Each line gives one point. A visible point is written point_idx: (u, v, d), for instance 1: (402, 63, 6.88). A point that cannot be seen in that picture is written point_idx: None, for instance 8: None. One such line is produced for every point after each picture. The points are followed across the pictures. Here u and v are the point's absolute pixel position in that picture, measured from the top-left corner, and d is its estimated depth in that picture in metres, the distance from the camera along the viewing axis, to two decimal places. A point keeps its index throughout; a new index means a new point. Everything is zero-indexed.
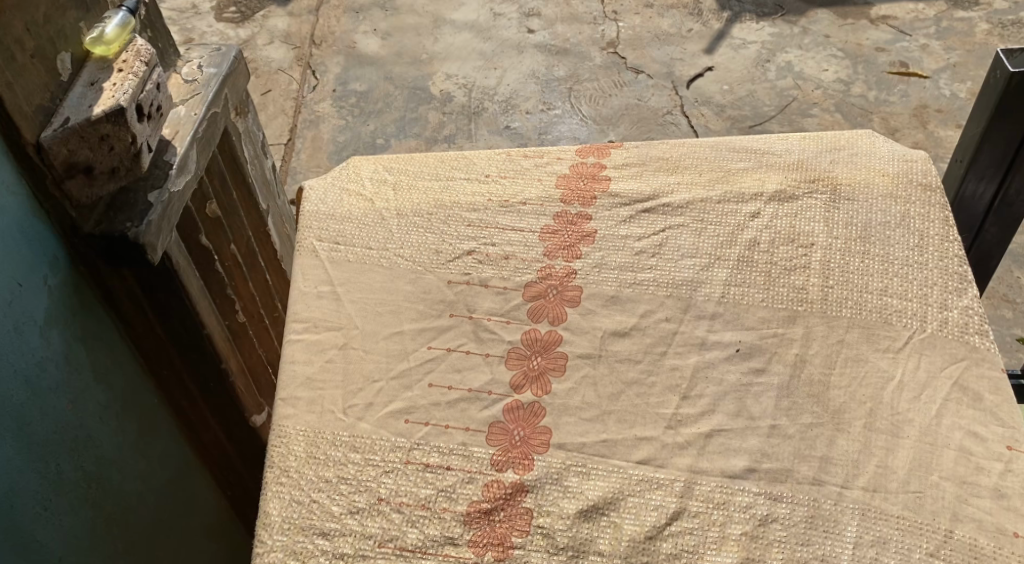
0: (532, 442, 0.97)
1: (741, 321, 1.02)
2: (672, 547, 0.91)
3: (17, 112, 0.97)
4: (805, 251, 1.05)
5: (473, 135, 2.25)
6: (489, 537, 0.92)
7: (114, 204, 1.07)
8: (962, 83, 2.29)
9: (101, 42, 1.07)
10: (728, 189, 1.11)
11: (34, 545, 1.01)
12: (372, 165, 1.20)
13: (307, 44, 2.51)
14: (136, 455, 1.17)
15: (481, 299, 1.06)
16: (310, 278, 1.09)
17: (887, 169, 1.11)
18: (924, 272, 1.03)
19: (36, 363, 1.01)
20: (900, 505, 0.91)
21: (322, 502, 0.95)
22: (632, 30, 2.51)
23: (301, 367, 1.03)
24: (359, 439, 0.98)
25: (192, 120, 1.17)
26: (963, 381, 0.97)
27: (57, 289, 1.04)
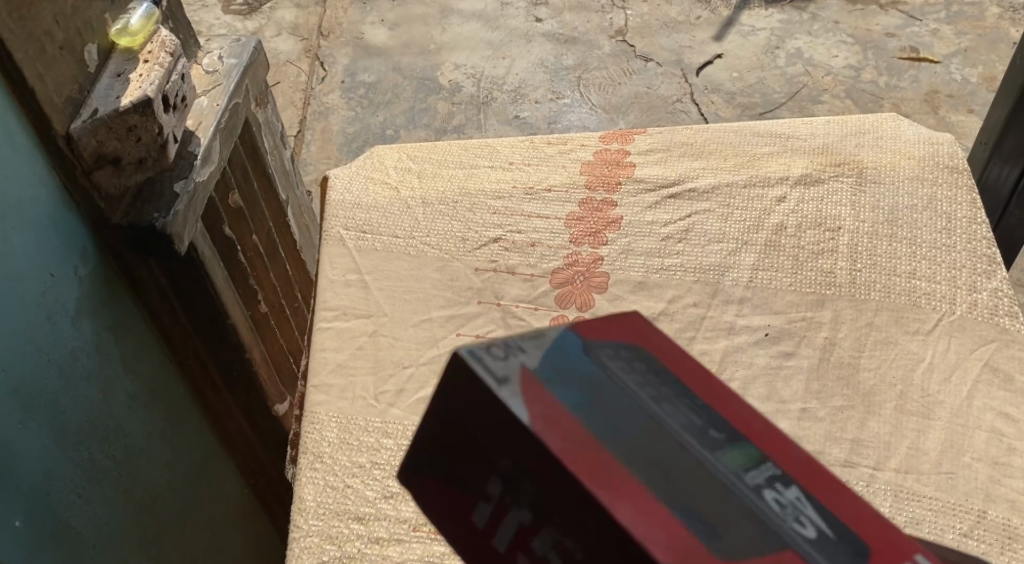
0: None
1: (769, 305, 1.02)
2: None
3: (48, 104, 0.98)
4: (832, 235, 1.05)
5: (483, 126, 2.26)
6: None
7: (141, 195, 1.07)
8: (974, 68, 2.29)
9: (126, 33, 1.08)
10: (754, 174, 1.11)
11: (68, 533, 1.02)
12: (396, 153, 1.21)
13: (315, 36, 2.50)
14: (163, 444, 1.18)
15: (509, 286, 1.07)
16: (338, 267, 1.10)
17: (913, 153, 1.12)
18: (952, 255, 1.03)
19: (68, 352, 1.02)
20: (933, 486, 0.90)
21: (356, 487, 0.96)
22: (641, 18, 2.50)
23: (332, 355, 1.04)
24: (391, 425, 0.99)
25: (215, 111, 1.18)
26: (993, 362, 0.97)
27: (88, 279, 1.05)
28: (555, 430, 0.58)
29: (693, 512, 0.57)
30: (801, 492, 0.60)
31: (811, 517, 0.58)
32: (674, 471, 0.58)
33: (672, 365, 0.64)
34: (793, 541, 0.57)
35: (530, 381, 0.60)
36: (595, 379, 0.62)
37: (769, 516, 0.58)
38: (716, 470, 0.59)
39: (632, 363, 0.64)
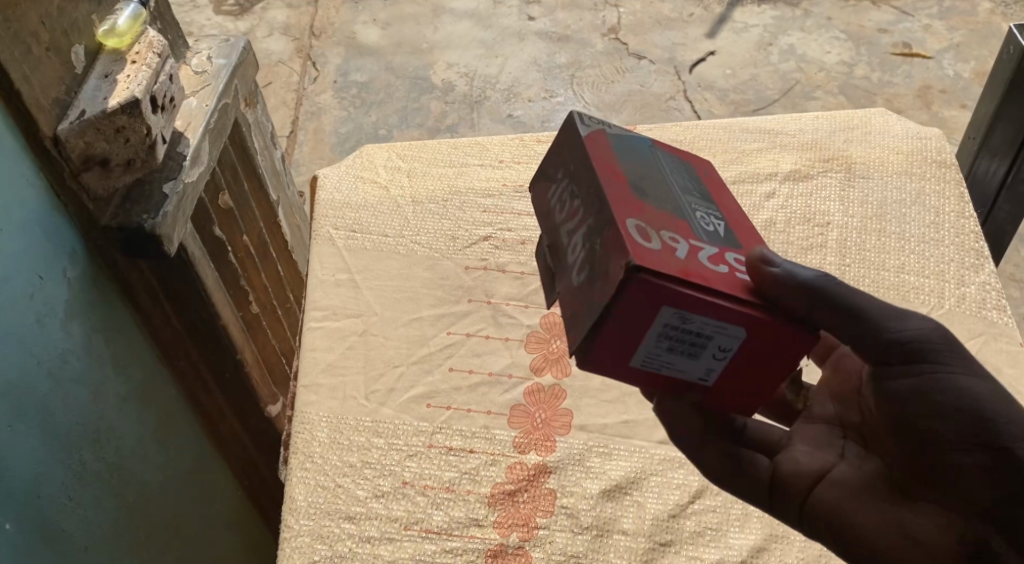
0: (554, 424, 0.98)
1: None
2: (696, 525, 0.92)
3: (34, 106, 0.98)
4: (821, 231, 1.05)
5: (476, 125, 2.26)
6: (514, 518, 0.93)
7: (130, 196, 1.07)
8: (966, 63, 2.29)
9: (114, 34, 1.07)
10: (743, 169, 1.11)
11: (60, 535, 1.02)
12: (386, 152, 1.21)
13: (307, 36, 2.50)
14: (156, 446, 1.18)
15: (499, 284, 1.07)
16: (327, 266, 1.09)
17: (901, 147, 1.12)
18: (940, 249, 1.03)
19: (58, 355, 1.02)
20: None
21: (347, 486, 0.96)
22: (634, 15, 2.50)
23: (322, 354, 1.03)
24: (382, 424, 0.99)
25: (204, 111, 1.18)
26: (981, 355, 0.97)
27: (78, 281, 1.05)
28: (600, 147, 0.80)
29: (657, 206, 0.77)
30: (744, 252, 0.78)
31: (725, 230, 0.79)
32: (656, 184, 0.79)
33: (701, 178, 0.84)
34: (703, 236, 0.77)
35: (600, 133, 0.81)
36: (642, 155, 0.81)
37: (699, 223, 0.78)
38: (678, 204, 0.78)
39: (683, 172, 0.82)
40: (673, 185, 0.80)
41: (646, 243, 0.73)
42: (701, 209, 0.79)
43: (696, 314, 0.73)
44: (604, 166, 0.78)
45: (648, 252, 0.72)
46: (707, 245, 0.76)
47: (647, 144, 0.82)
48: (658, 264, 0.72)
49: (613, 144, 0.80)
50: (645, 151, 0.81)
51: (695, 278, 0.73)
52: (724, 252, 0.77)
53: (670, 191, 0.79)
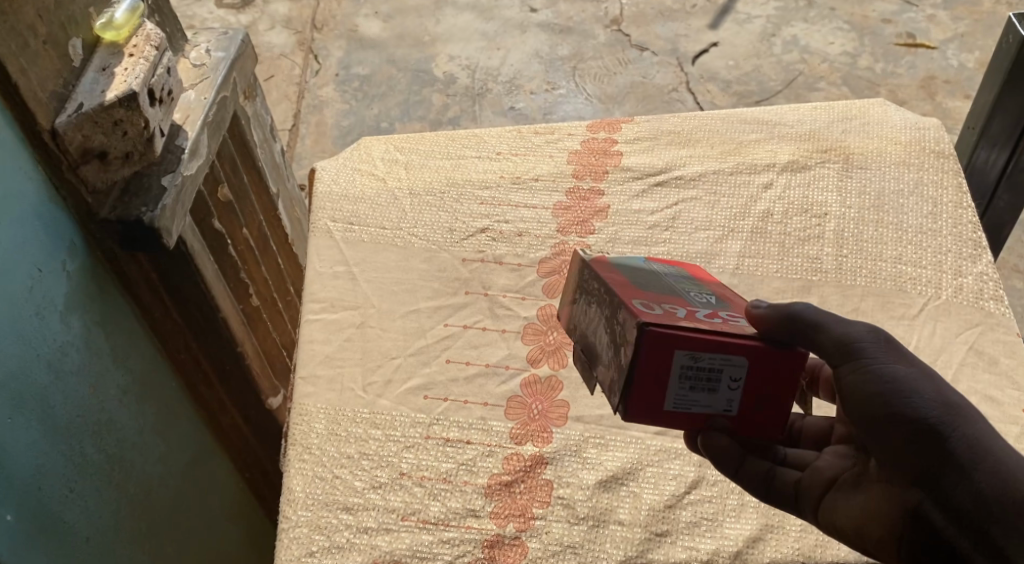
0: (550, 415, 0.98)
1: (756, 291, 1.02)
2: (692, 515, 0.92)
3: (32, 99, 0.98)
4: (819, 221, 1.05)
5: (478, 117, 2.26)
6: (511, 508, 0.93)
7: (129, 189, 1.08)
8: (970, 53, 2.28)
9: (111, 27, 1.07)
10: (741, 160, 1.11)
11: (61, 527, 1.03)
12: (383, 144, 1.21)
13: (309, 29, 2.50)
14: (156, 437, 1.19)
15: (496, 276, 1.07)
16: (325, 258, 1.09)
17: (900, 137, 1.11)
18: (938, 239, 1.03)
19: (57, 347, 1.03)
20: None
21: (345, 478, 0.96)
22: (636, 6, 2.49)
23: (320, 347, 1.04)
24: (379, 415, 0.99)
25: (202, 104, 1.18)
26: (978, 346, 0.97)
27: (77, 274, 1.06)
28: (601, 264, 0.86)
29: (651, 289, 0.83)
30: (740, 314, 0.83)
31: (718, 303, 0.84)
32: (638, 269, 0.87)
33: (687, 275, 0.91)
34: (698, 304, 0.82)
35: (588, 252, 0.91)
36: (642, 266, 0.88)
37: (690, 295, 0.84)
38: (663, 289, 0.83)
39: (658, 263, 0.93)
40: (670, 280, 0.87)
41: (650, 307, 0.78)
42: (698, 294, 0.85)
43: (704, 350, 0.77)
44: (604, 273, 0.84)
45: (653, 314, 0.77)
46: (701, 308, 0.81)
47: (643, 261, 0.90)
48: (663, 320, 0.76)
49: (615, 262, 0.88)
50: (639, 263, 0.89)
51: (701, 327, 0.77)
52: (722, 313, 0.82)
53: (666, 283, 0.86)
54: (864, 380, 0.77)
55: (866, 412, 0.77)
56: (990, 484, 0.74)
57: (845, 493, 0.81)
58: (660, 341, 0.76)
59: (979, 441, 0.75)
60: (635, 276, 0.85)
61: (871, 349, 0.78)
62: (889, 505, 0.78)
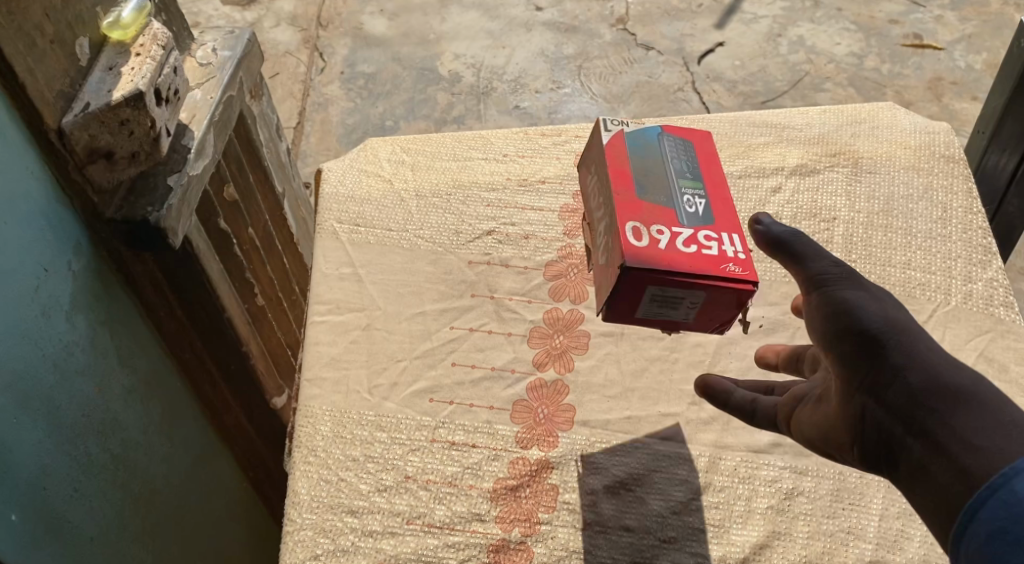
0: (556, 419, 0.98)
1: (763, 296, 1.02)
2: (699, 521, 0.91)
3: (39, 99, 0.98)
4: (827, 226, 1.05)
5: (483, 116, 2.25)
6: (516, 513, 0.93)
7: (134, 189, 1.07)
8: (977, 54, 2.28)
9: (118, 26, 1.06)
10: (750, 163, 1.10)
11: (66, 526, 1.03)
12: (389, 146, 1.20)
13: (314, 26, 2.49)
14: (161, 437, 1.18)
15: (502, 279, 1.06)
16: (331, 260, 1.09)
17: (909, 142, 1.11)
18: (948, 245, 1.03)
19: (62, 347, 1.02)
20: None
21: (350, 480, 0.96)
22: (643, 5, 2.48)
23: (326, 349, 1.03)
24: (385, 418, 0.99)
25: (209, 103, 1.17)
26: (988, 352, 0.97)
27: (82, 273, 1.05)
28: (614, 152, 0.94)
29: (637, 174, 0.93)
30: (723, 234, 0.89)
31: (707, 209, 0.91)
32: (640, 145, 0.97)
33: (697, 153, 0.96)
34: (686, 220, 0.90)
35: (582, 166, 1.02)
36: (651, 149, 0.94)
37: (681, 206, 0.91)
38: (660, 194, 0.91)
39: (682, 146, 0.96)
40: (673, 170, 0.93)
41: (631, 240, 0.87)
42: (687, 192, 0.91)
43: (672, 285, 0.87)
44: (615, 166, 0.93)
45: (634, 248, 0.87)
46: (684, 229, 0.89)
47: (656, 132, 0.96)
48: (641, 257, 0.86)
49: (628, 144, 0.95)
50: (653, 140, 0.95)
51: (672, 263, 0.86)
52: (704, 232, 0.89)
53: (669, 181, 0.93)
54: (828, 300, 0.79)
55: (826, 326, 0.79)
56: (919, 377, 0.74)
57: (815, 419, 0.81)
58: (634, 277, 0.86)
59: (921, 348, 0.75)
60: (640, 154, 0.94)
61: (841, 282, 0.80)
62: (840, 435, 0.79)
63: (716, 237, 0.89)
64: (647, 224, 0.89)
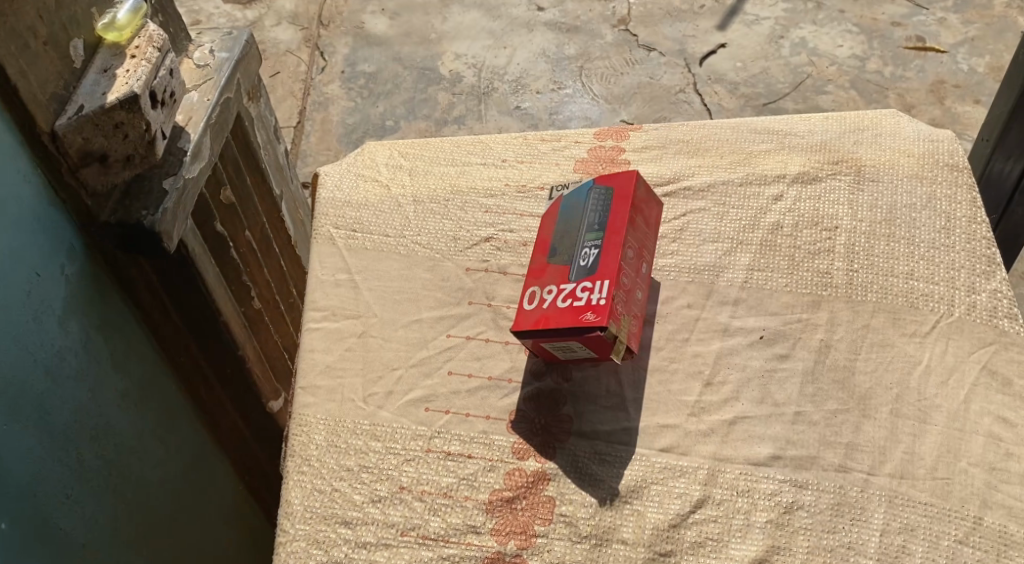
0: (554, 430, 0.96)
1: (764, 306, 1.00)
2: (697, 535, 0.90)
3: (31, 101, 0.96)
4: (829, 235, 1.04)
5: (484, 116, 2.24)
6: (512, 525, 0.92)
7: (129, 192, 1.06)
8: (980, 57, 2.26)
9: (113, 28, 1.05)
10: (750, 171, 1.09)
11: (57, 533, 1.02)
12: (387, 151, 1.19)
13: (315, 25, 2.48)
14: (155, 442, 1.17)
15: (500, 286, 1.05)
16: (327, 266, 1.08)
17: (913, 150, 1.09)
18: (951, 255, 1.01)
19: (54, 352, 1.01)
20: (928, 491, 0.90)
21: (344, 491, 0.94)
22: (645, 6, 2.46)
23: (321, 357, 1.02)
24: (379, 428, 0.97)
25: (205, 106, 1.16)
26: (991, 365, 0.96)
27: (76, 277, 1.04)
28: (548, 222, 1.02)
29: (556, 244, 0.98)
30: (597, 282, 0.92)
31: (596, 260, 0.94)
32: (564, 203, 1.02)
33: (613, 198, 0.99)
34: (575, 274, 0.94)
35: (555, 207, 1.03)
36: (576, 209, 1.00)
37: (578, 260, 0.95)
38: (565, 251, 0.97)
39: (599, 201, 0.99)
40: (584, 228, 0.97)
41: (525, 306, 0.95)
42: (588, 245, 0.96)
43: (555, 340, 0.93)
44: (541, 236, 1.01)
45: (524, 314, 0.95)
46: (570, 285, 0.94)
47: (587, 188, 1.01)
48: (526, 322, 0.94)
49: (560, 210, 1.01)
50: (580, 200, 1.00)
51: (547, 325, 0.92)
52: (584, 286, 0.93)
53: (576, 237, 0.97)
54: None
55: None
56: None
57: None
58: (532, 341, 0.95)
59: None
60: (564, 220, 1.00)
61: None
62: None
63: (589, 286, 0.92)
64: (540, 287, 0.96)
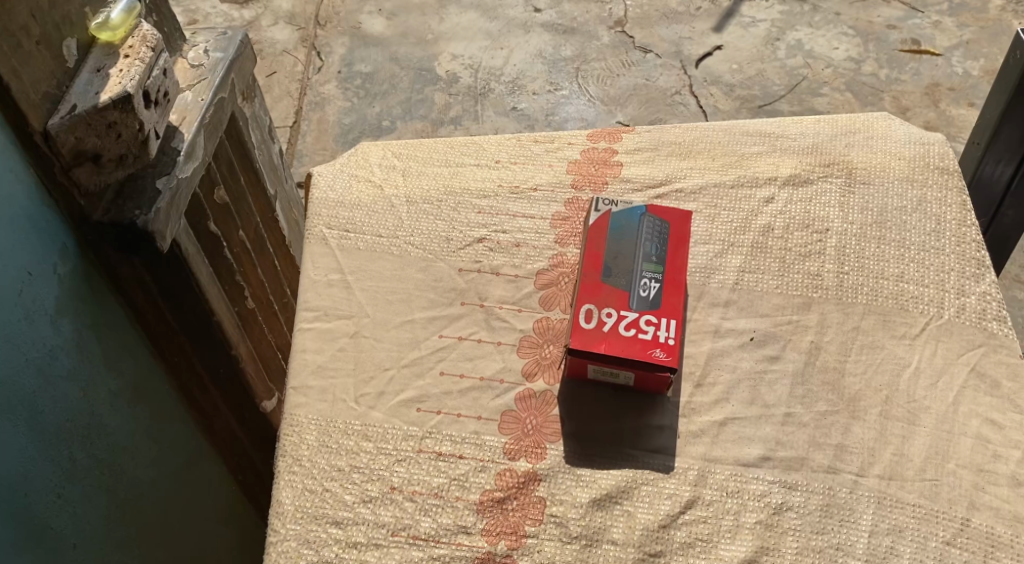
0: (545, 430, 0.96)
1: (755, 308, 1.01)
2: (686, 536, 0.90)
3: (24, 101, 0.96)
4: (820, 237, 1.04)
5: (480, 117, 2.24)
6: (502, 525, 0.92)
7: (122, 192, 1.07)
8: (975, 61, 2.27)
9: (107, 27, 1.05)
10: (742, 173, 1.09)
11: (48, 533, 1.02)
12: (381, 151, 1.19)
13: (312, 25, 2.48)
14: (148, 441, 1.17)
15: (492, 287, 1.05)
16: (320, 266, 1.08)
17: (904, 153, 1.10)
18: (941, 258, 1.02)
19: (46, 351, 1.01)
20: (916, 493, 0.90)
21: (335, 491, 0.95)
22: (641, 8, 2.47)
23: (312, 357, 1.02)
24: (371, 428, 0.98)
25: (199, 106, 1.16)
26: (980, 367, 0.96)
27: (69, 277, 1.04)
28: (594, 235, 1.00)
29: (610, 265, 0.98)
30: (664, 319, 0.94)
31: (658, 295, 0.95)
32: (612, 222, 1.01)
33: (670, 236, 1.00)
34: (636, 303, 0.95)
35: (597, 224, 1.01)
36: (629, 232, 1.00)
37: (637, 289, 0.96)
38: (621, 275, 0.96)
39: (657, 233, 1.00)
40: (640, 256, 0.98)
41: (582, 323, 0.94)
42: (647, 276, 0.96)
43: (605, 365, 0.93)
44: (591, 249, 0.99)
45: (582, 331, 0.93)
46: (632, 313, 0.94)
47: (639, 213, 1.01)
48: (584, 341, 0.93)
49: (609, 228, 1.00)
50: (634, 223, 1.00)
51: (608, 349, 0.92)
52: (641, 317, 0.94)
53: (635, 263, 0.97)
54: None
55: None
56: None
57: None
58: (578, 358, 0.94)
59: None
60: (622, 240, 0.99)
61: None
62: None
63: (656, 322, 0.93)
64: (599, 307, 0.94)
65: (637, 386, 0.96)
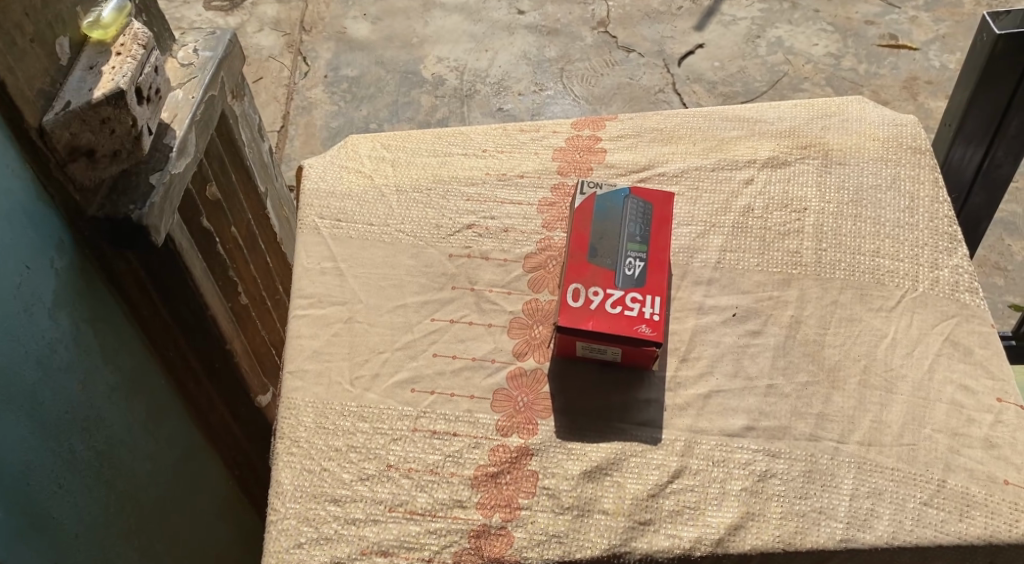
0: (536, 407, 0.99)
1: (737, 285, 1.04)
2: (675, 503, 0.93)
3: (19, 96, 0.99)
4: (798, 216, 1.07)
5: (466, 118, 2.27)
6: (496, 499, 0.95)
7: (116, 187, 1.09)
8: (952, 54, 2.31)
9: (98, 26, 1.08)
10: (722, 157, 1.13)
11: (52, 522, 1.04)
12: (370, 142, 1.22)
13: (297, 31, 2.51)
14: (145, 434, 1.20)
15: (482, 271, 1.08)
16: (313, 254, 1.11)
17: (878, 133, 1.13)
18: (915, 233, 1.05)
19: (46, 343, 1.04)
20: (894, 457, 0.94)
21: (333, 470, 0.97)
22: (622, 9, 2.51)
23: (308, 342, 1.05)
24: (367, 408, 1.00)
25: (190, 103, 1.19)
26: (954, 336, 1.00)
27: (65, 271, 1.06)
28: (579, 217, 1.03)
29: (596, 245, 1.01)
30: (649, 296, 0.97)
31: (643, 273, 0.98)
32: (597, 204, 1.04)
33: (653, 216, 1.03)
34: (622, 281, 0.98)
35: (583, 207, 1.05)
36: (613, 213, 1.03)
37: (622, 268, 0.99)
38: (607, 255, 1.00)
39: (642, 215, 1.03)
40: (624, 236, 1.01)
41: (570, 301, 0.97)
42: (631, 256, 1.00)
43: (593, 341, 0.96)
44: (575, 231, 1.02)
45: (570, 309, 0.96)
46: (617, 291, 0.97)
47: (623, 195, 1.04)
48: (572, 318, 0.96)
49: (594, 210, 1.03)
50: (618, 204, 1.03)
51: (594, 325, 0.95)
52: (627, 294, 0.97)
53: (619, 244, 1.01)
54: None
55: None
56: None
57: None
58: (567, 335, 0.97)
59: None
60: (607, 221, 1.02)
61: None
62: None
63: (641, 298, 0.97)
64: (585, 286, 0.98)
65: (625, 361, 0.99)
